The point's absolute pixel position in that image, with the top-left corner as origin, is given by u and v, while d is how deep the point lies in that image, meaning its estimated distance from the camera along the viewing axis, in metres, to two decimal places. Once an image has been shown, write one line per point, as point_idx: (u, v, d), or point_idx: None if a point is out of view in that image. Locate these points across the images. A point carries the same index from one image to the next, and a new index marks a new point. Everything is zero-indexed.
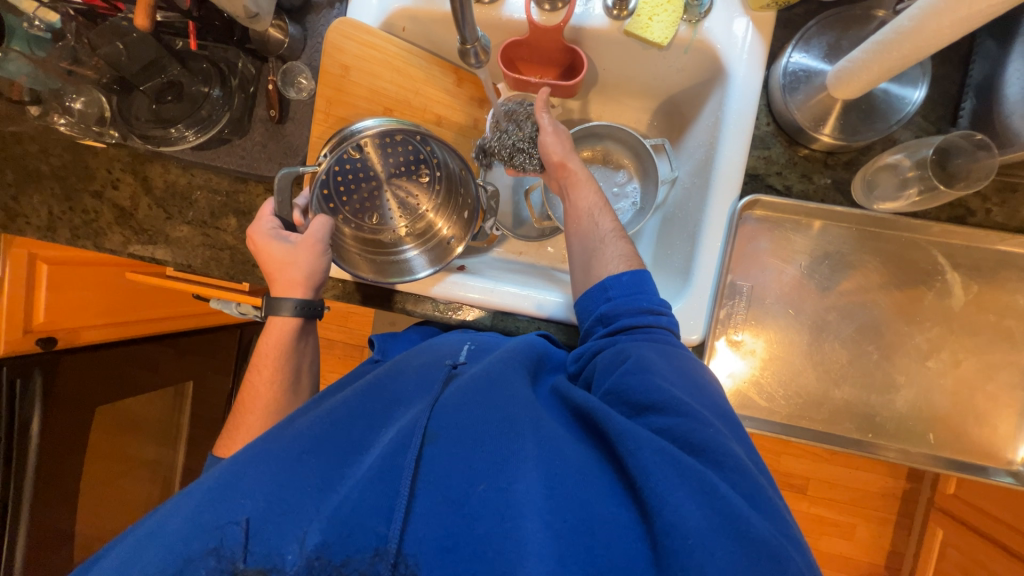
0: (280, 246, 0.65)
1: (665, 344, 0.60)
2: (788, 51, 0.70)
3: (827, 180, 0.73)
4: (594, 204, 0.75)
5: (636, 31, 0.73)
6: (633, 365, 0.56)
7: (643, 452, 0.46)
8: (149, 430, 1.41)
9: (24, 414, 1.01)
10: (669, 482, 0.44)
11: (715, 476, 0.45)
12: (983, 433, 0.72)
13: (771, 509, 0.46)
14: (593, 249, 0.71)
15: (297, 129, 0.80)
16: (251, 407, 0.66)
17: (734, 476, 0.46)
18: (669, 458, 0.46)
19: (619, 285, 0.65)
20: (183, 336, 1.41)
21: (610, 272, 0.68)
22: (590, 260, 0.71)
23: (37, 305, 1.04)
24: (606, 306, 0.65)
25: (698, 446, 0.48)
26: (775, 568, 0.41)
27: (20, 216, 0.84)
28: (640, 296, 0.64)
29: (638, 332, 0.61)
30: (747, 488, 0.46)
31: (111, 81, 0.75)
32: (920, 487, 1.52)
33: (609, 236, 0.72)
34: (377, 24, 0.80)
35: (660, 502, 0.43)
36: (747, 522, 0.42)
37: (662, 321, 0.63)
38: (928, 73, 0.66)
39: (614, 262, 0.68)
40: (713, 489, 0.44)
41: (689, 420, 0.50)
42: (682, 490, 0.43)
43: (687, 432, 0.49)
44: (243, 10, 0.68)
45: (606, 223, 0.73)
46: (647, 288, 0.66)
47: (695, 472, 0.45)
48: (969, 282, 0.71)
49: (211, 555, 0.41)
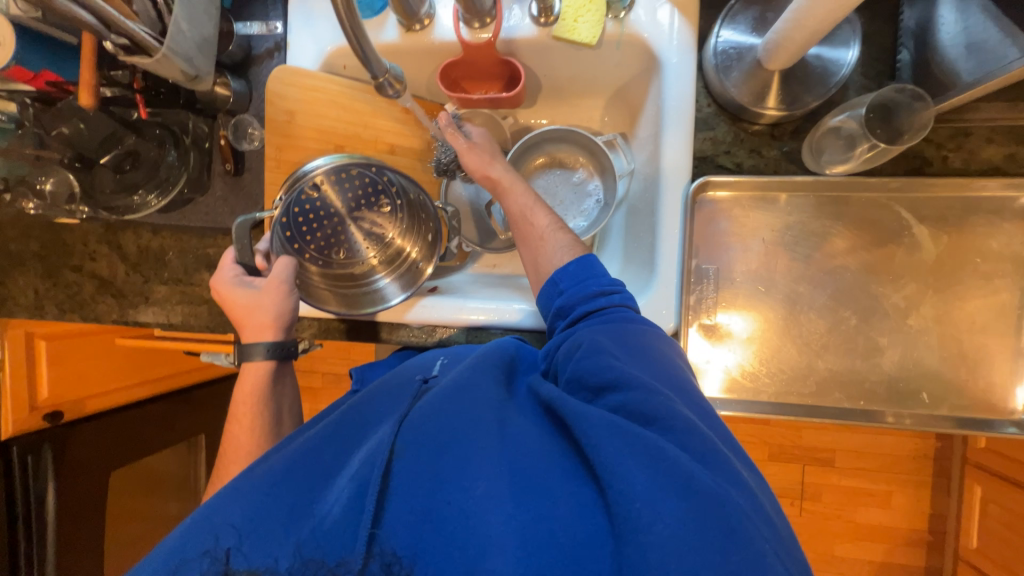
0: (245, 292, 0.67)
1: (620, 323, 0.59)
2: (716, 30, 0.70)
3: (777, 152, 0.72)
4: (527, 203, 0.74)
5: (564, 35, 0.74)
6: (586, 350, 0.55)
7: (594, 430, 0.46)
8: (167, 486, 1.43)
9: (39, 491, 1.04)
10: (616, 454, 0.43)
11: (664, 441, 0.45)
12: (976, 384, 0.69)
13: (725, 464, 0.45)
14: (536, 246, 0.71)
15: (254, 178, 0.82)
16: (234, 459, 0.67)
17: (684, 438, 0.46)
18: (617, 431, 0.45)
19: (566, 276, 0.65)
20: (188, 391, 1.44)
21: (557, 266, 0.68)
22: (535, 256, 0.71)
23: (42, 381, 1.06)
24: (560, 301, 0.65)
25: (652, 416, 0.47)
26: (726, 520, 0.40)
27: (9, 299, 0.86)
28: (590, 281, 0.64)
29: (594, 317, 0.61)
30: (698, 446, 0.45)
31: (72, 159, 0.77)
32: (951, 445, 1.46)
33: (549, 230, 0.71)
34: (318, 66, 0.82)
35: (609, 474, 0.42)
36: (690, 478, 0.42)
37: (615, 299, 0.62)
38: (858, 32, 0.66)
39: (558, 256, 0.69)
40: (660, 454, 0.43)
41: (641, 391, 0.49)
42: (630, 459, 0.43)
43: (640, 404, 0.48)
44: (182, 74, 0.69)
45: (541, 218, 0.72)
46: (596, 271, 0.66)
47: (641, 440, 0.44)
48: (938, 233, 0.70)
49: (205, 558, 0.41)
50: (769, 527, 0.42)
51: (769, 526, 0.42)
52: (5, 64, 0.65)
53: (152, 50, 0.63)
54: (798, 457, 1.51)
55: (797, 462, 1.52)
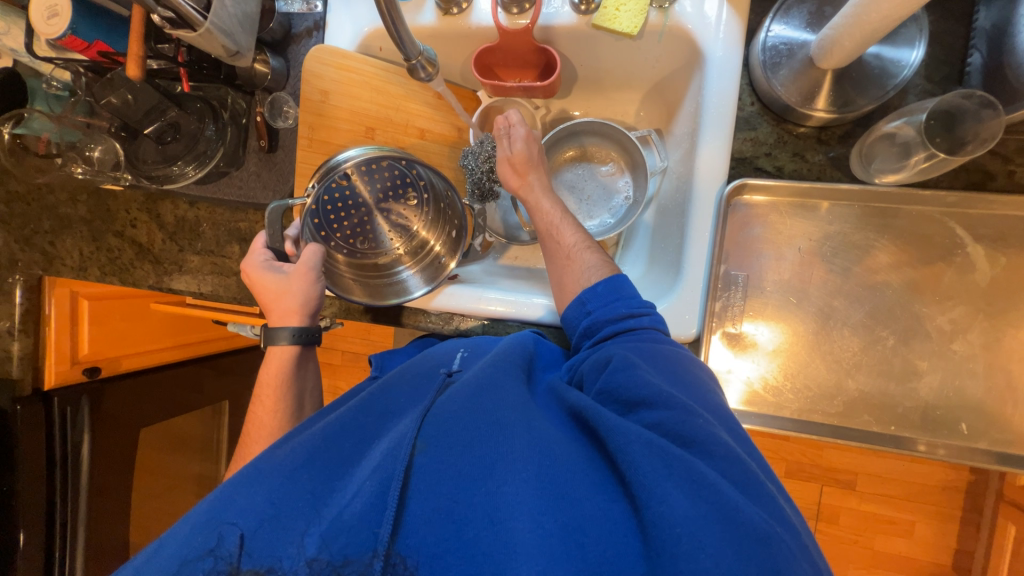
0: (273, 277, 0.69)
1: (651, 343, 0.57)
2: (766, 25, 0.67)
3: (821, 156, 0.69)
4: (555, 216, 0.73)
5: (605, 24, 0.72)
6: (618, 364, 0.54)
7: (632, 447, 0.44)
8: (192, 448, 1.50)
9: (76, 441, 1.09)
10: (655, 473, 0.42)
11: (705, 467, 0.43)
12: (1020, 418, 0.65)
13: (764, 494, 0.43)
14: (562, 266, 0.70)
15: (286, 155, 0.84)
16: (254, 436, 0.69)
17: (724, 465, 0.44)
18: (656, 451, 0.44)
19: (595, 296, 0.63)
20: (215, 358, 1.49)
21: (585, 285, 0.66)
22: (561, 276, 0.70)
23: (81, 339, 1.11)
24: (586, 321, 0.63)
25: (688, 438, 0.46)
26: (766, 552, 0.38)
27: (56, 258, 0.91)
28: (618, 301, 0.62)
29: (624, 336, 0.59)
30: (737, 473, 0.44)
31: (119, 128, 0.81)
32: (987, 479, 1.37)
33: (576, 249, 0.70)
34: (356, 48, 0.83)
35: (647, 494, 0.41)
36: (731, 505, 0.40)
37: (645, 321, 0.60)
38: (924, 30, 0.61)
39: (586, 275, 0.67)
40: (700, 478, 0.42)
41: (678, 412, 0.48)
42: (669, 481, 0.42)
43: (677, 425, 0.46)
44: (223, 49, 0.70)
45: (567, 236, 0.71)
46: (625, 292, 0.63)
47: (682, 462, 0.43)
48: (995, 253, 0.65)
49: (209, 556, 0.42)
50: (807, 562, 0.41)
51: (808, 559, 0.41)
52: (60, 34, 0.68)
53: (195, 24, 0.64)
54: (817, 477, 1.46)
55: (816, 482, 1.46)
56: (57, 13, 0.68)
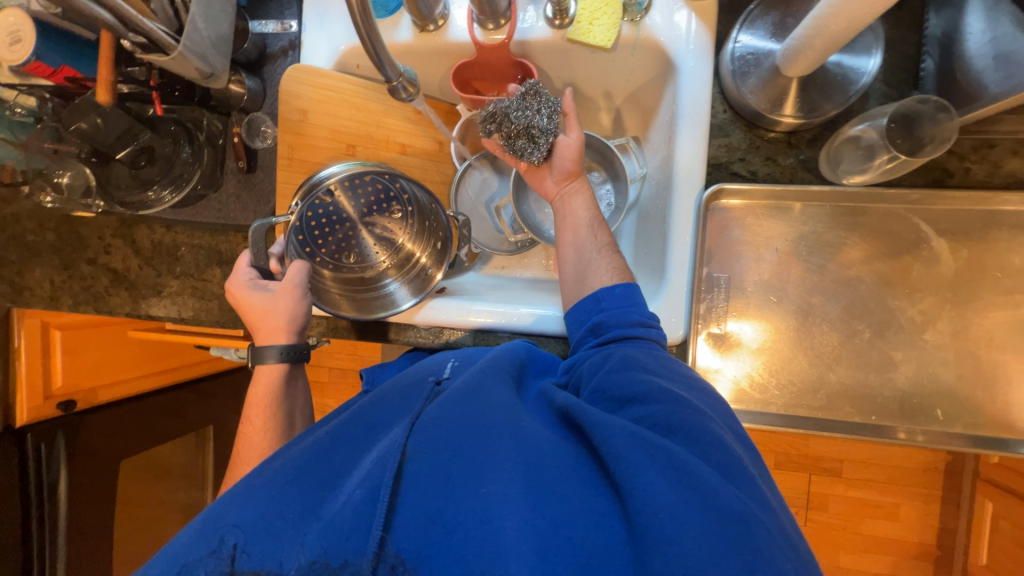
0: (259, 296, 0.67)
1: (649, 347, 0.59)
2: (734, 35, 0.69)
3: (793, 160, 0.71)
4: (584, 217, 0.74)
5: (579, 37, 0.73)
6: (617, 364, 0.56)
7: (616, 439, 0.45)
8: (175, 475, 1.45)
9: (51, 477, 1.05)
10: (638, 462, 0.43)
11: (688, 454, 0.44)
12: (991, 401, 0.68)
13: (745, 477, 0.44)
14: (588, 260, 0.70)
15: (266, 175, 0.82)
16: (244, 460, 0.67)
17: (709, 452, 0.45)
18: (640, 442, 0.45)
19: (611, 296, 0.65)
20: (197, 383, 1.45)
21: (603, 284, 0.67)
22: (583, 272, 0.70)
23: (55, 370, 1.07)
24: (597, 317, 0.64)
25: (675, 428, 0.47)
26: (745, 533, 0.39)
27: (24, 289, 0.87)
28: (632, 308, 0.63)
29: (629, 339, 0.60)
30: (720, 460, 0.45)
31: (89, 154, 0.78)
32: (963, 459, 1.43)
33: (604, 247, 0.71)
34: (333, 66, 0.83)
35: (631, 483, 0.42)
36: (712, 490, 0.41)
37: (651, 333, 0.62)
38: (880, 39, 0.64)
39: (605, 275, 0.68)
40: (682, 465, 0.43)
41: (667, 404, 0.49)
42: (654, 471, 0.42)
43: (665, 416, 0.48)
44: (197, 71, 0.69)
45: (599, 235, 0.72)
46: (638, 301, 0.65)
47: (666, 452, 0.44)
48: (957, 246, 0.68)
49: (210, 559, 0.42)
50: (787, 543, 0.42)
51: (788, 542, 0.42)
52: (24, 60, 0.66)
53: (169, 49, 0.63)
54: (804, 466, 1.50)
55: (802, 471, 1.50)
56: (19, 38, 0.65)
